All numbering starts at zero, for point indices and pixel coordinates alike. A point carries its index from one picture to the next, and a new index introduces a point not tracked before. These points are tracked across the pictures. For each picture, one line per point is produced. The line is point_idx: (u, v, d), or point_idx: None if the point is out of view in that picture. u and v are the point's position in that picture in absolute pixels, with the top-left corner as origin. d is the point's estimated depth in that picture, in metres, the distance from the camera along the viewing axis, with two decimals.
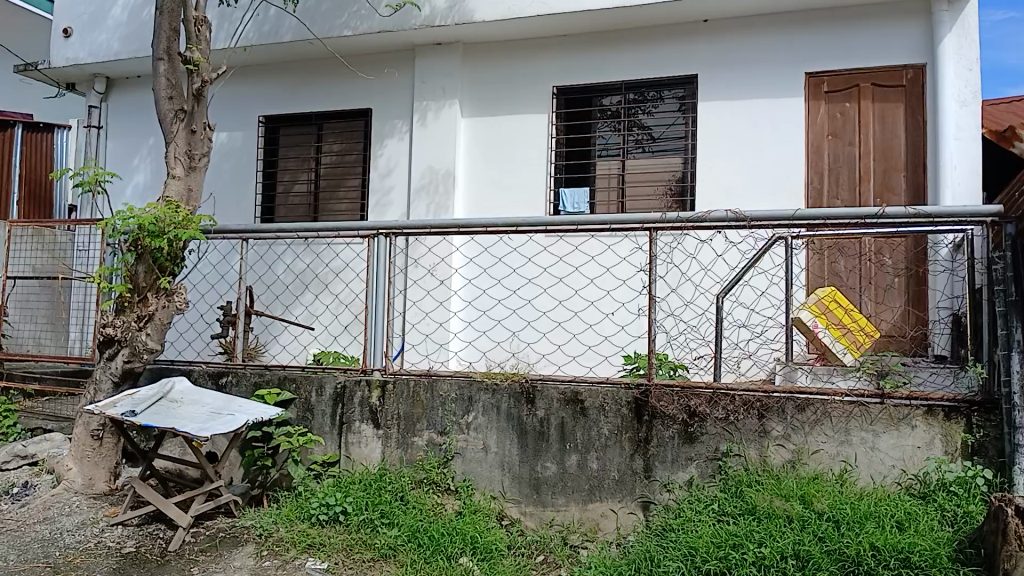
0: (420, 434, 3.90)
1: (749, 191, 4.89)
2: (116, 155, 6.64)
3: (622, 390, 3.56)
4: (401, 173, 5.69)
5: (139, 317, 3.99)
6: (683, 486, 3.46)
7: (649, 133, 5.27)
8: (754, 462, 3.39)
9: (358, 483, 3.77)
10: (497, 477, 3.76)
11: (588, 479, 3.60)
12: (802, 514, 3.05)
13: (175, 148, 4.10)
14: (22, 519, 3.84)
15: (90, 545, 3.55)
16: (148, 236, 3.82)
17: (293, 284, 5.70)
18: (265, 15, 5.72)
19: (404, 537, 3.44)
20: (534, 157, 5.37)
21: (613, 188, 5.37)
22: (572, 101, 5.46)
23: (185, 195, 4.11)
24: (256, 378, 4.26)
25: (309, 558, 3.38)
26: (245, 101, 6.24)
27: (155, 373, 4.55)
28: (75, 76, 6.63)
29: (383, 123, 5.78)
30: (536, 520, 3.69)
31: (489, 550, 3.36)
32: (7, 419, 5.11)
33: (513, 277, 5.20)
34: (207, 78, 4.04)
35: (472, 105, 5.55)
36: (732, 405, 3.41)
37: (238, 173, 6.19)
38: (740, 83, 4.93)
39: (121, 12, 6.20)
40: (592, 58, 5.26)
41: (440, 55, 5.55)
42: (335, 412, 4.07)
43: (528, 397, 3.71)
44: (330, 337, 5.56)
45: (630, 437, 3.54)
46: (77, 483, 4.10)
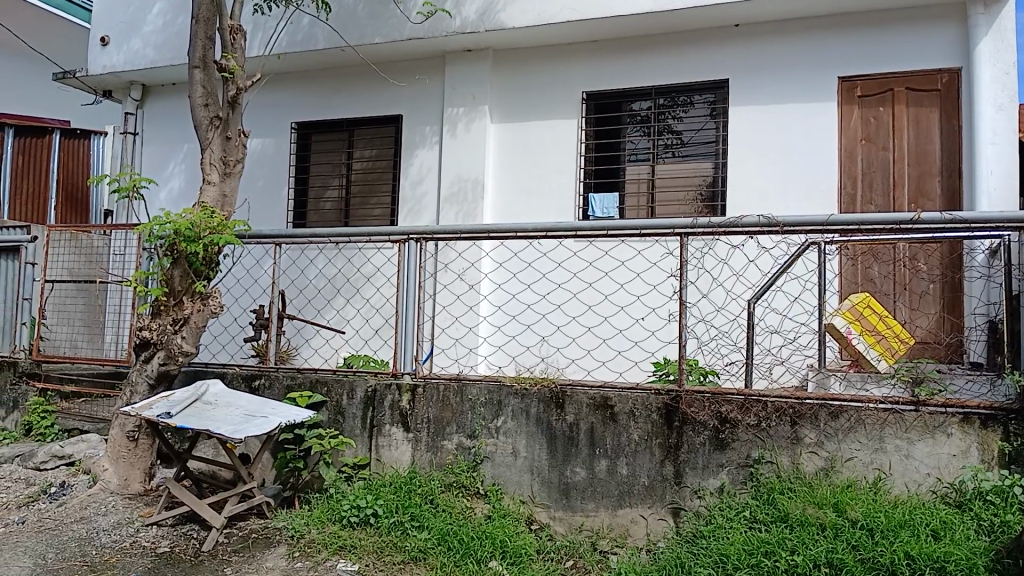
0: (450, 437, 3.91)
1: (782, 196, 4.85)
2: (151, 160, 6.75)
3: (652, 395, 3.55)
4: (430, 181, 5.72)
5: (175, 320, 4.04)
6: (715, 493, 3.43)
7: (680, 137, 5.25)
8: (787, 470, 3.35)
9: (389, 486, 3.79)
10: (526, 482, 3.76)
11: (618, 484, 3.58)
12: (836, 522, 3.03)
13: (210, 155, 4.15)
14: (60, 518, 3.91)
15: (125, 545, 3.60)
16: (184, 240, 3.86)
17: (325, 289, 5.75)
18: (299, 23, 5.79)
19: (433, 540, 3.45)
20: (563, 162, 5.38)
21: (643, 193, 5.34)
22: (601, 106, 5.46)
23: (220, 201, 4.16)
24: (288, 381, 4.30)
25: (340, 560, 3.40)
26: (278, 108, 6.32)
27: (189, 376, 4.61)
28: (112, 84, 6.75)
29: (414, 130, 5.82)
30: (566, 525, 3.68)
31: (518, 555, 3.36)
32: (45, 420, 5.28)
33: (543, 282, 5.20)
34: (242, 86, 4.08)
35: (502, 111, 5.58)
36: (765, 411, 3.38)
37: (271, 180, 6.27)
38: (772, 87, 4.90)
39: (157, 19, 6.30)
40: (621, 63, 5.27)
41: (470, 61, 5.58)
42: (365, 415, 4.10)
43: (557, 401, 3.71)
44: (361, 340, 5.61)
45: (660, 442, 3.53)
46: (112, 483, 4.16)
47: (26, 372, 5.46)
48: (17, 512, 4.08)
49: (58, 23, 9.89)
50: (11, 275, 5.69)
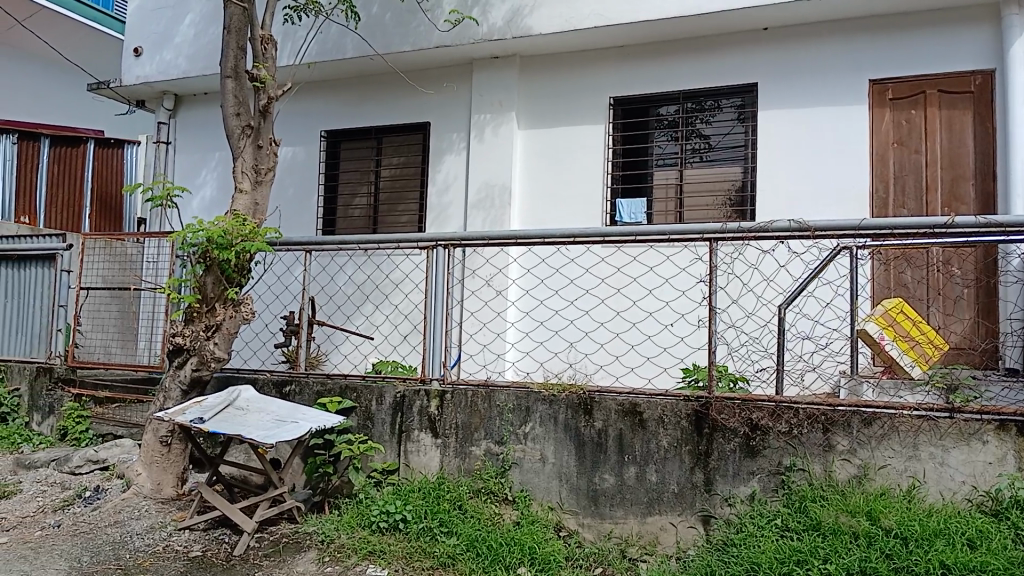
0: (478, 443, 3.91)
1: (812, 200, 4.80)
2: (184, 169, 6.84)
3: (681, 402, 3.53)
4: (458, 188, 5.75)
5: (208, 326, 4.09)
6: (746, 500, 3.39)
7: (708, 142, 5.22)
8: (819, 477, 3.31)
9: (417, 492, 3.80)
10: (554, 488, 3.75)
11: (647, 492, 3.56)
12: (870, 530, 2.99)
13: (242, 163, 4.20)
14: (94, 522, 3.98)
15: (158, 549, 3.65)
16: (217, 248, 3.91)
17: (354, 295, 5.79)
18: (328, 32, 5.86)
19: (463, 546, 3.45)
20: (591, 167, 5.37)
21: (671, 198, 5.33)
22: (629, 112, 5.44)
23: (251, 209, 4.20)
24: (319, 386, 4.34)
25: (370, 565, 3.41)
26: (308, 117, 6.39)
27: (221, 382, 4.66)
28: (145, 94, 6.86)
29: (441, 138, 5.85)
30: (595, 533, 3.66)
31: (547, 561, 3.35)
32: (80, 425, 5.34)
33: (571, 288, 5.19)
34: (273, 95, 4.13)
35: (529, 117, 5.59)
36: (796, 418, 3.35)
37: (301, 187, 6.33)
38: (801, 91, 4.86)
39: (188, 30, 6.39)
40: (648, 68, 5.26)
41: (497, 68, 5.60)
42: (394, 421, 4.12)
43: (586, 408, 3.70)
44: (390, 346, 5.65)
45: (690, 449, 3.50)
46: (146, 488, 4.22)
47: (61, 377, 5.52)
48: (53, 516, 4.15)
49: (89, 31, 10.06)
50: (47, 282, 5.80)
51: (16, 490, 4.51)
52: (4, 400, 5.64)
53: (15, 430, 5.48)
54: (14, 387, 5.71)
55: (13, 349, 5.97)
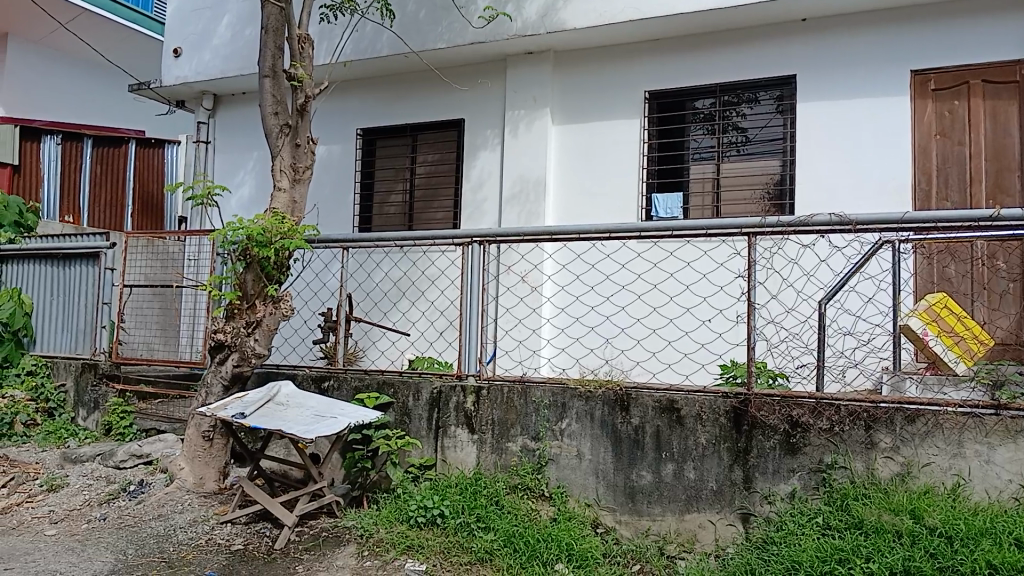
0: (514, 439, 3.92)
1: (853, 193, 4.73)
2: (223, 168, 6.94)
3: (720, 398, 3.50)
4: (492, 184, 5.75)
5: (248, 323, 4.14)
6: (786, 498, 3.35)
7: (745, 135, 5.17)
8: (861, 475, 3.26)
9: (454, 487, 3.82)
10: (591, 485, 3.75)
11: (685, 489, 3.54)
12: (913, 529, 2.94)
13: (281, 162, 4.25)
14: (139, 515, 4.07)
15: (201, 542, 3.71)
16: (257, 245, 3.97)
17: (391, 291, 5.82)
18: (363, 30, 5.90)
19: (500, 541, 3.46)
20: (626, 163, 5.34)
21: (708, 192, 5.26)
22: (664, 106, 5.40)
23: (290, 208, 4.25)
24: (357, 382, 4.39)
25: (408, 560, 3.43)
26: (344, 115, 6.44)
27: (261, 378, 4.72)
28: (184, 94, 6.97)
29: (476, 134, 5.86)
30: (632, 530, 3.64)
31: (584, 558, 3.34)
32: (124, 420, 5.44)
33: (607, 284, 5.17)
34: (310, 94, 4.16)
35: (563, 113, 5.57)
36: (838, 415, 3.30)
37: (338, 185, 6.39)
38: (841, 83, 4.78)
39: (226, 30, 6.48)
40: (684, 62, 5.21)
41: (531, 64, 5.60)
42: (431, 416, 4.15)
43: (623, 404, 3.69)
44: (426, 343, 5.68)
45: (729, 447, 3.47)
46: (188, 481, 4.30)
47: (106, 374, 5.67)
48: (99, 509, 4.25)
49: (129, 34, 10.24)
50: (90, 280, 5.95)
51: (63, 484, 4.62)
52: (51, 396, 5.79)
53: (62, 425, 5.63)
54: (60, 383, 5.87)
55: (57, 346, 6.13)
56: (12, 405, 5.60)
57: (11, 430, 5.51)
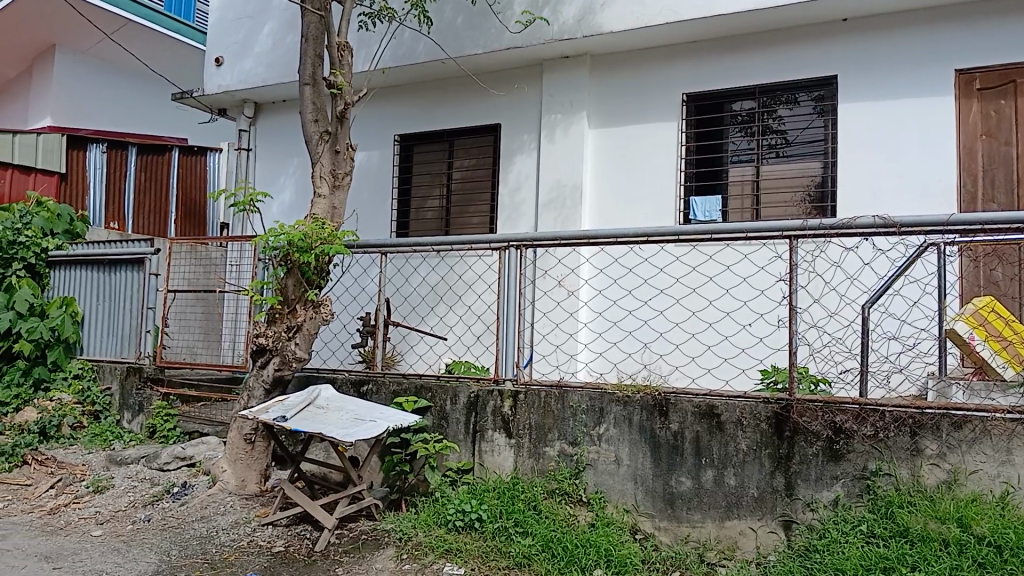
0: (552, 444, 3.91)
1: (895, 195, 4.64)
2: (264, 174, 7.05)
3: (761, 404, 3.45)
4: (529, 189, 5.76)
5: (289, 327, 4.20)
6: (829, 506, 3.30)
7: (785, 137, 5.12)
8: (906, 482, 3.20)
9: (492, 491, 3.82)
10: (630, 490, 3.72)
11: (726, 496, 3.49)
12: (961, 538, 2.88)
13: (320, 168, 4.30)
14: (183, 517, 4.14)
15: (243, 543, 3.77)
16: (298, 251, 4.02)
17: (428, 296, 5.85)
18: (401, 37, 5.96)
19: (538, 546, 3.44)
20: (664, 166, 5.30)
21: (748, 195, 5.22)
22: (703, 108, 5.35)
23: (330, 213, 4.30)
24: (395, 386, 4.42)
25: (447, 564, 3.43)
26: (383, 122, 6.51)
27: (301, 382, 4.77)
28: (226, 102, 7.11)
29: (512, 139, 5.87)
30: (671, 536, 3.60)
31: (623, 564, 3.32)
32: (167, 423, 5.53)
33: (645, 288, 5.14)
34: (349, 101, 4.21)
35: (600, 117, 5.56)
36: (882, 422, 3.24)
37: (377, 191, 6.46)
38: (882, 83, 4.71)
39: (267, 39, 6.58)
40: (722, 64, 5.17)
41: (568, 68, 5.60)
42: (468, 420, 4.16)
43: (661, 409, 3.66)
44: (463, 346, 5.66)
45: (771, 453, 3.42)
46: (231, 484, 4.36)
47: (150, 377, 5.76)
48: (144, 510, 4.33)
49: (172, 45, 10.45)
50: (135, 285, 6.08)
51: (109, 485, 4.72)
52: (97, 399, 5.93)
53: (107, 428, 5.76)
54: (106, 386, 6.01)
55: (104, 350, 6.27)
56: (60, 408, 5.75)
57: (59, 432, 5.61)
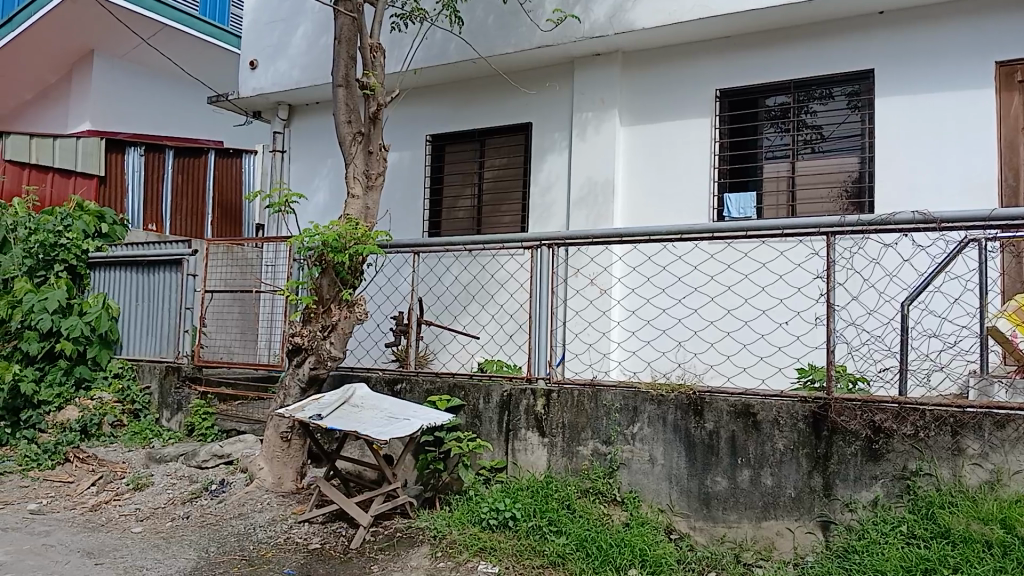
0: (585, 443, 3.90)
1: (933, 190, 4.55)
2: (299, 175, 7.13)
3: (798, 403, 3.41)
4: (560, 188, 5.75)
5: (324, 326, 4.24)
6: (868, 506, 3.24)
7: (820, 132, 5.04)
8: (947, 483, 3.14)
9: (526, 490, 3.82)
10: (664, 490, 3.70)
11: (762, 496, 3.45)
12: (1004, 540, 2.82)
13: (354, 169, 4.34)
14: (221, 514, 4.21)
15: (280, 541, 3.81)
16: (332, 251, 4.06)
17: (461, 295, 5.87)
18: (433, 38, 5.98)
19: (572, 545, 3.44)
20: (697, 163, 5.25)
21: (783, 191, 5.15)
22: (736, 104, 5.32)
23: (363, 213, 4.33)
24: (428, 385, 4.45)
25: (481, 562, 3.44)
26: (414, 122, 6.55)
27: (336, 380, 4.82)
28: (261, 105, 7.20)
29: (544, 137, 5.87)
30: (707, 536, 3.57)
31: (658, 564, 3.29)
32: (206, 421, 5.62)
33: (678, 287, 5.11)
34: (382, 102, 4.24)
35: (632, 115, 5.54)
36: (922, 421, 3.18)
37: (409, 191, 6.50)
38: (920, 76, 4.62)
39: (301, 41, 6.65)
40: (755, 59, 5.12)
41: (599, 65, 5.58)
42: (502, 419, 4.16)
43: (696, 408, 3.63)
44: (496, 346, 5.67)
45: (808, 452, 3.37)
46: (267, 481, 4.41)
47: (189, 376, 5.87)
48: (183, 507, 4.40)
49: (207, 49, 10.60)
50: (174, 286, 6.19)
51: (148, 483, 4.81)
52: (137, 398, 6.05)
53: (147, 426, 5.88)
54: (146, 385, 6.14)
55: (144, 350, 6.39)
56: (100, 406, 5.87)
57: (99, 430, 5.74)
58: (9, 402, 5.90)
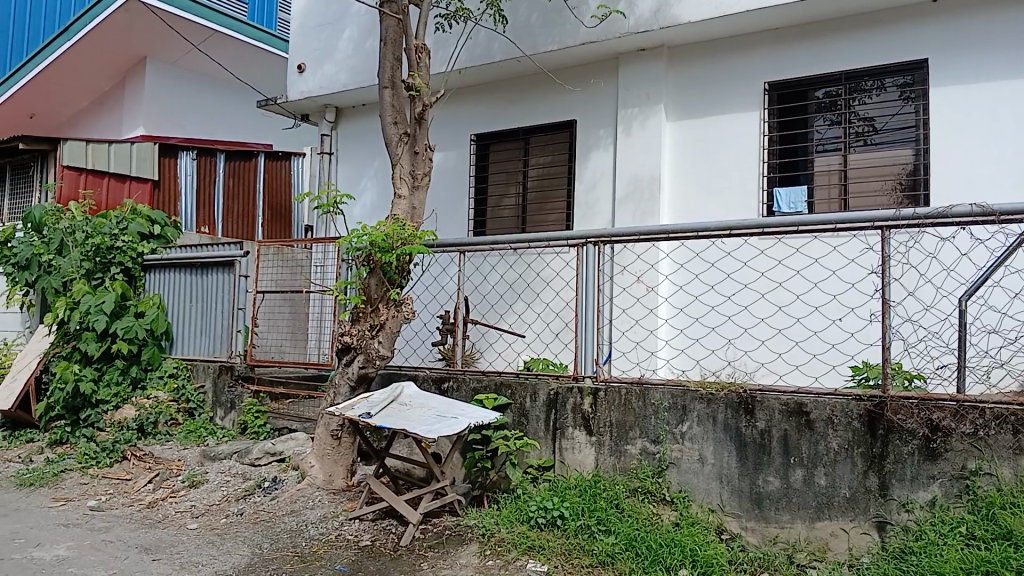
0: (633, 442, 3.87)
1: (992, 182, 4.41)
2: (346, 177, 7.22)
3: (852, 402, 3.34)
4: (605, 184, 5.72)
5: (372, 326, 4.29)
6: (925, 507, 3.16)
7: (872, 124, 4.93)
8: (1009, 483, 3.04)
9: (574, 489, 3.81)
10: (715, 490, 3.65)
11: (816, 496, 3.39)
12: None
13: (400, 170, 4.38)
14: (274, 511, 4.29)
15: (331, 537, 3.87)
16: (380, 251, 4.10)
17: (507, 294, 5.88)
18: (477, 38, 6.01)
19: (621, 544, 3.42)
20: (745, 157, 5.18)
21: (835, 185, 5.06)
22: (785, 96, 5.20)
23: (410, 213, 4.37)
24: (475, 384, 4.47)
25: (530, 560, 3.44)
26: (459, 122, 6.59)
27: (385, 379, 4.88)
28: (309, 108, 7.31)
29: (588, 134, 5.85)
30: (759, 537, 3.52)
31: (709, 564, 3.26)
32: (258, 419, 5.75)
33: (728, 283, 5.03)
34: (427, 102, 4.27)
35: (677, 109, 5.48)
36: (982, 419, 3.09)
37: (455, 190, 6.55)
38: (977, 64, 4.48)
39: (346, 44, 6.74)
40: (804, 52, 5.02)
41: (644, 61, 5.53)
42: (549, 417, 4.16)
43: (747, 407, 3.58)
44: (542, 344, 5.68)
45: (863, 452, 3.30)
46: (319, 479, 4.48)
47: (242, 376, 6.03)
48: (237, 504, 4.50)
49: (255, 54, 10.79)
50: (226, 287, 6.37)
51: (203, 480, 4.93)
52: (191, 397, 6.20)
53: (201, 424, 6.01)
54: (200, 384, 6.28)
55: (197, 350, 6.56)
56: (156, 405, 6.03)
57: (155, 429, 5.90)
58: (70, 400, 6.16)
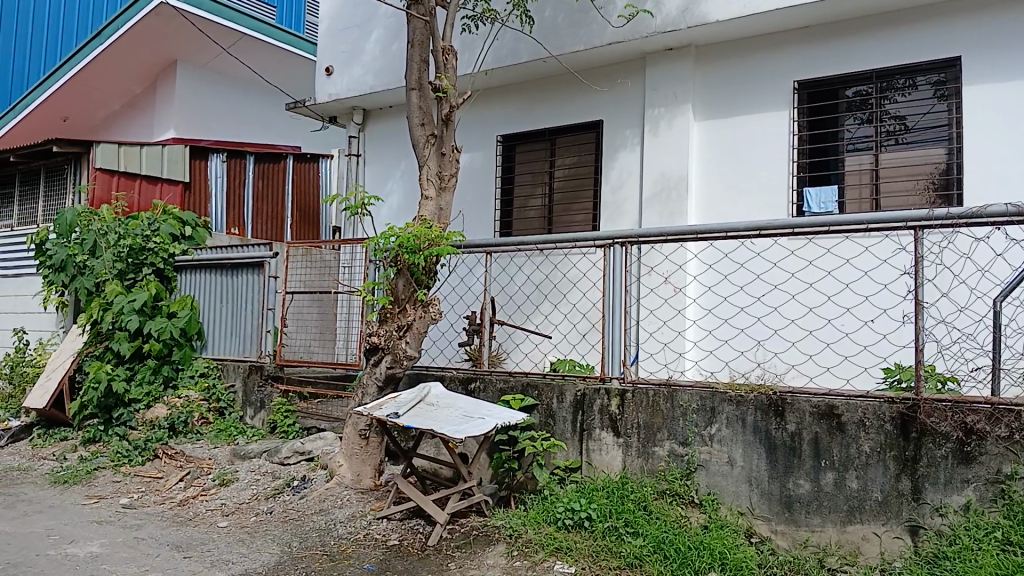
0: (661, 444, 3.86)
1: None
2: (373, 178, 7.27)
3: (885, 404, 3.29)
4: (633, 185, 5.70)
5: (400, 326, 4.32)
6: (960, 511, 3.11)
7: (904, 123, 4.86)
8: None
9: (601, 491, 3.79)
10: (744, 493, 3.62)
11: (847, 499, 3.35)
12: None
13: (428, 171, 4.41)
14: (303, 510, 4.33)
15: (359, 536, 3.90)
16: (408, 252, 4.15)
17: (534, 295, 5.88)
18: (504, 39, 6.02)
19: (649, 547, 3.40)
20: (774, 157, 5.13)
21: (865, 184, 5.00)
22: (815, 95, 5.13)
23: (437, 214, 4.38)
24: (502, 385, 4.48)
25: (557, 561, 3.44)
26: (485, 123, 6.60)
27: (412, 380, 4.90)
28: (337, 110, 7.37)
29: (615, 134, 5.83)
30: (789, 540, 3.49)
31: (739, 567, 3.24)
32: (288, 419, 5.80)
33: (757, 284, 5.00)
34: (454, 103, 4.28)
35: (705, 109, 5.44)
36: (1019, 422, 3.04)
37: (482, 191, 6.57)
38: (1013, 61, 4.40)
39: (374, 46, 6.78)
40: (835, 50, 4.96)
41: (672, 60, 5.50)
42: (576, 418, 4.16)
43: (777, 409, 3.55)
44: (569, 345, 5.67)
45: (895, 455, 3.25)
46: (347, 478, 4.51)
47: (271, 375, 6.09)
48: (266, 502, 4.55)
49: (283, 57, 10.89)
50: (255, 288, 6.45)
51: (233, 479, 5.00)
52: (222, 396, 6.28)
53: (231, 423, 6.08)
54: (229, 384, 6.36)
55: (227, 350, 6.64)
56: (187, 404, 6.13)
57: (187, 427, 5.98)
58: (103, 400, 6.25)
